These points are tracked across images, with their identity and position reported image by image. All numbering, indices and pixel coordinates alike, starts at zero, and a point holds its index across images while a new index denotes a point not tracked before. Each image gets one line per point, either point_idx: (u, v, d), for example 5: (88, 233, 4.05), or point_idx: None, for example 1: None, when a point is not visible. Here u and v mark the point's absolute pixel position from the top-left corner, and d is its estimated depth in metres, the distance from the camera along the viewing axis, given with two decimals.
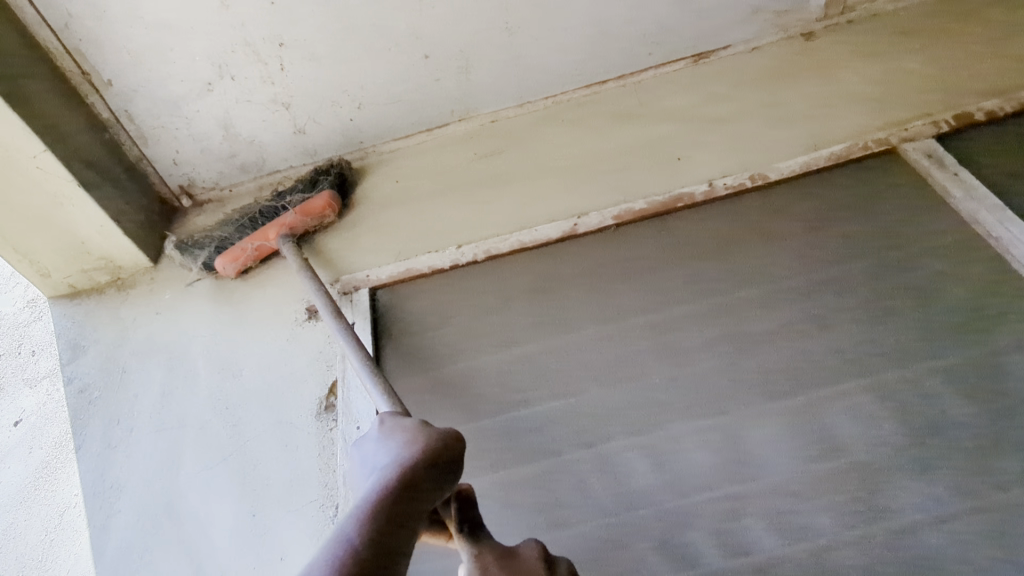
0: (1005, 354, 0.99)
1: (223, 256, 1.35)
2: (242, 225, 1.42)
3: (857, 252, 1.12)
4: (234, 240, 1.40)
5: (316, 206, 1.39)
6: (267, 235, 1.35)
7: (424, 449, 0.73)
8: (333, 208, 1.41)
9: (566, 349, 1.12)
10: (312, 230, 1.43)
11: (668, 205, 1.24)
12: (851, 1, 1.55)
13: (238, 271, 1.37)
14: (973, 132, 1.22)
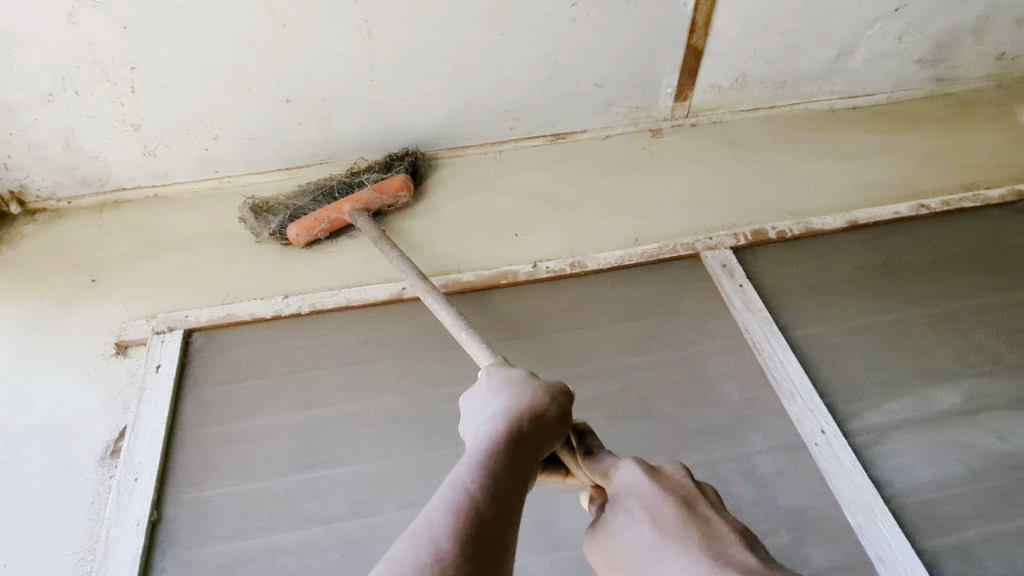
0: (762, 452, 1.10)
1: (297, 223, 1.39)
2: (319, 197, 1.47)
3: (647, 347, 1.23)
4: (309, 210, 1.44)
5: (392, 187, 1.46)
6: (341, 208, 1.42)
7: (547, 396, 0.83)
8: (408, 190, 1.48)
9: (366, 413, 1.11)
10: (386, 209, 1.49)
11: (493, 281, 1.31)
12: (695, 108, 1.72)
13: (309, 241, 1.41)
14: (764, 248, 1.37)
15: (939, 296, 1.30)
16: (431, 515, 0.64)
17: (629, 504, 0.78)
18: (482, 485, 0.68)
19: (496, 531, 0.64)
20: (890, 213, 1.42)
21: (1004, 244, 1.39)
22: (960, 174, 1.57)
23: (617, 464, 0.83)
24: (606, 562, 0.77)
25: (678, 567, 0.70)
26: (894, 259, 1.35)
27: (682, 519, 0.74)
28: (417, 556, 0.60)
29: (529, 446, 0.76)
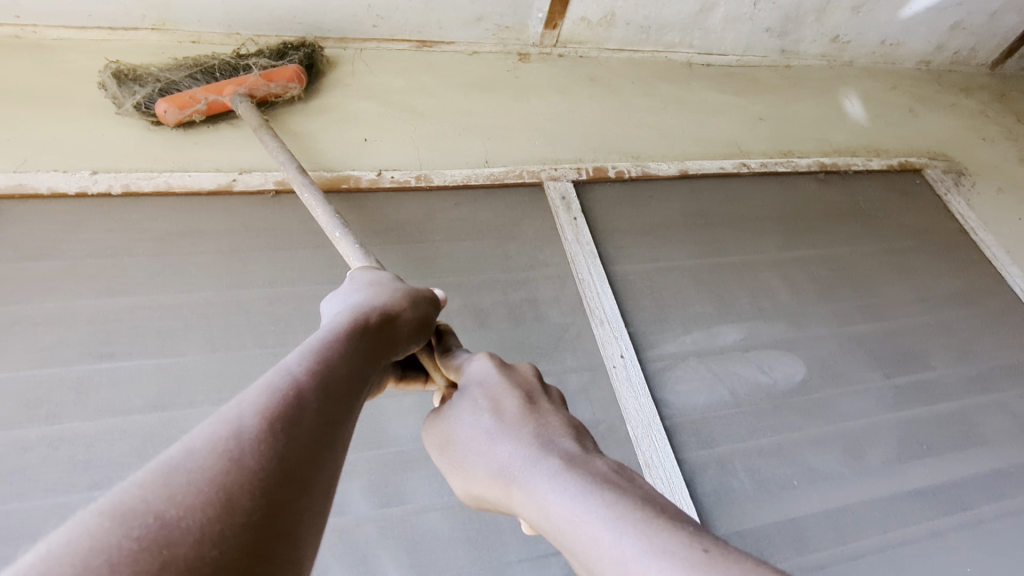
0: (571, 371, 1.20)
1: (166, 98, 1.26)
2: (196, 75, 1.34)
3: (480, 266, 1.27)
4: (183, 87, 1.32)
5: (282, 76, 1.35)
6: (222, 89, 1.31)
7: (403, 304, 0.83)
8: (299, 83, 1.39)
9: (177, 306, 1.06)
10: (273, 100, 1.39)
11: (333, 184, 1.28)
12: (564, 38, 1.73)
13: (180, 120, 1.29)
14: (602, 185, 1.45)
15: (741, 247, 1.46)
16: (245, 391, 0.56)
17: (475, 396, 0.79)
18: (312, 369, 0.61)
19: (319, 412, 0.57)
20: (717, 168, 1.56)
21: (802, 208, 1.58)
22: (782, 141, 1.74)
23: (472, 360, 0.86)
24: (444, 446, 0.79)
25: (505, 452, 0.71)
26: (711, 210, 1.50)
27: (521, 410, 0.75)
28: (215, 432, 0.51)
29: (372, 343, 0.72)
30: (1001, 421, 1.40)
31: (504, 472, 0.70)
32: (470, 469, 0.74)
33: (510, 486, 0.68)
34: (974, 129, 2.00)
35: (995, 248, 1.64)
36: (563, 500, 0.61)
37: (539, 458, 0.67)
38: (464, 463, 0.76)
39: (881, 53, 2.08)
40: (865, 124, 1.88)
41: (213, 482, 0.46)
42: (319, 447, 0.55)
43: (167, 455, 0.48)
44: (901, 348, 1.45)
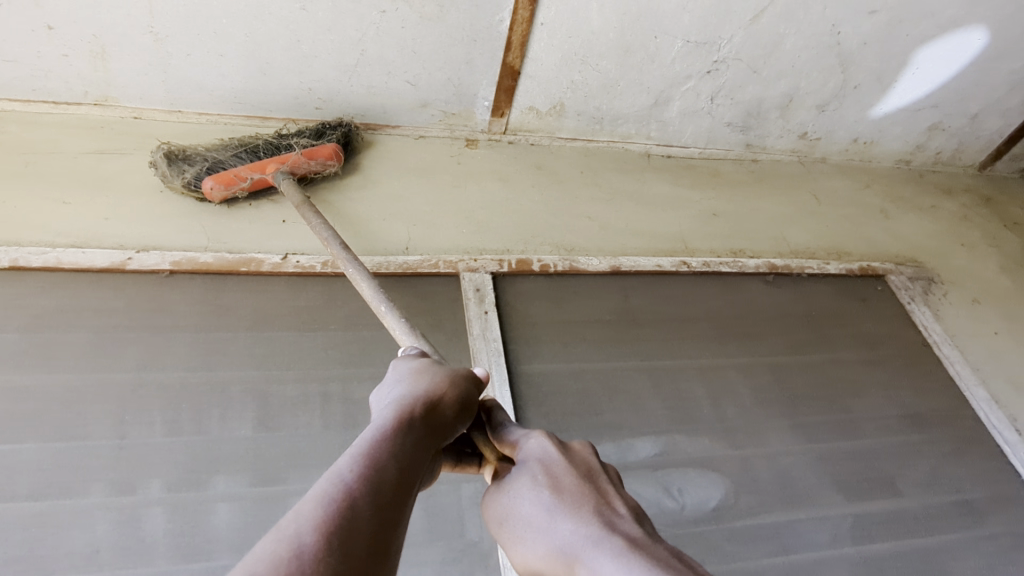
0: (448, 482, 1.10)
1: (214, 177, 1.33)
2: (241, 152, 1.41)
3: (371, 360, 1.21)
4: (229, 164, 1.38)
5: (321, 155, 1.43)
6: (266, 167, 1.37)
7: (451, 378, 0.76)
8: (337, 160, 1.46)
9: (30, 389, 1.04)
10: (310, 176, 1.46)
11: (234, 266, 1.25)
12: (514, 126, 1.72)
13: (224, 197, 1.35)
14: (524, 278, 1.39)
15: (669, 351, 1.37)
16: (300, 504, 0.54)
17: (528, 468, 0.70)
18: (365, 471, 0.58)
19: (374, 522, 0.55)
20: (652, 265, 1.49)
21: (744, 312, 1.49)
22: (734, 239, 1.67)
23: (523, 433, 0.76)
24: (493, 520, 0.69)
25: (571, 536, 0.62)
26: (641, 310, 1.42)
27: (583, 486, 0.67)
28: (273, 554, 0.49)
29: (423, 432, 0.68)
30: (972, 566, 1.22)
31: (570, 559, 0.61)
32: (525, 548, 0.65)
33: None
34: (953, 233, 1.90)
35: (962, 365, 1.50)
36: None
37: (613, 549, 0.58)
38: (519, 538, 0.66)
39: (855, 150, 2.03)
40: (829, 225, 1.80)
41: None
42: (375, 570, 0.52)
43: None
44: (852, 470, 1.30)
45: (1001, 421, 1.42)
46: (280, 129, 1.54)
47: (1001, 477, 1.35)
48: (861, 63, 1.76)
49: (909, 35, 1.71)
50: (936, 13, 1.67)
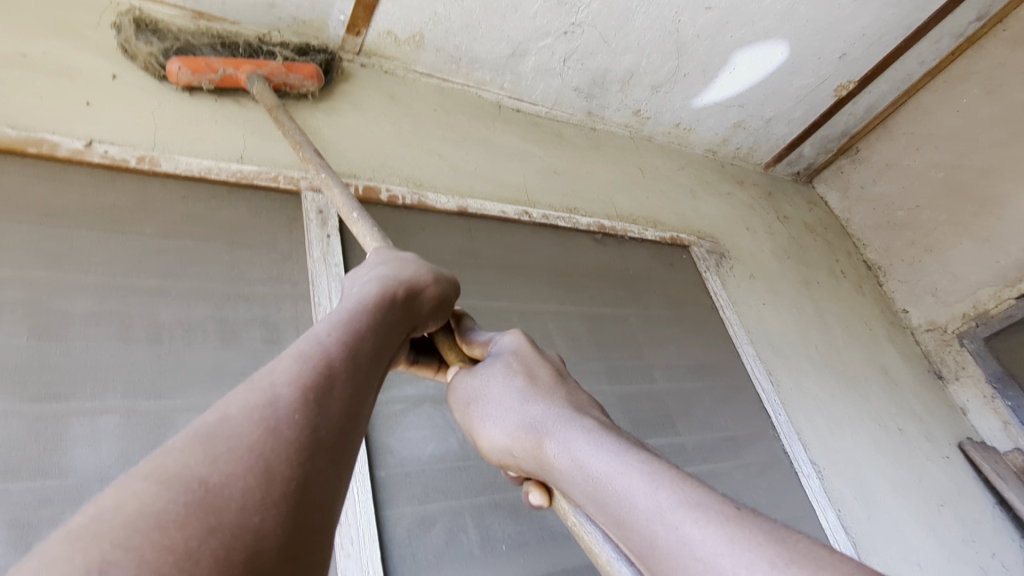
0: None
1: (183, 59, 1.24)
2: (215, 48, 1.36)
3: (192, 273, 1.08)
4: (201, 53, 1.32)
5: (302, 71, 1.39)
6: (241, 66, 1.31)
7: (411, 286, 0.88)
8: (316, 82, 1.43)
9: None
10: (285, 91, 1.41)
11: (16, 145, 1.05)
12: (368, 49, 1.64)
13: (189, 83, 1.27)
14: (370, 206, 1.35)
15: (506, 293, 1.44)
16: (278, 363, 0.62)
17: (506, 366, 0.92)
18: (338, 346, 0.67)
19: (346, 384, 0.64)
20: (497, 211, 1.55)
21: (574, 265, 1.61)
22: (571, 197, 1.78)
23: (500, 339, 0.99)
24: (471, 399, 0.92)
25: (538, 414, 0.83)
26: (484, 252, 1.46)
27: (551, 384, 0.89)
28: (253, 400, 0.57)
29: (387, 325, 0.78)
30: (731, 489, 1.46)
31: (535, 429, 0.82)
32: (499, 422, 0.87)
33: (543, 441, 0.79)
34: (740, 218, 2.23)
35: (738, 327, 1.78)
36: (599, 458, 0.72)
37: (572, 422, 0.80)
38: (493, 416, 0.88)
39: (676, 134, 2.26)
40: (649, 197, 1.99)
41: (252, 451, 0.53)
42: (347, 426, 0.60)
43: (204, 423, 0.54)
44: (649, 409, 1.48)
45: (761, 374, 1.72)
46: (262, 36, 1.50)
47: (757, 419, 1.63)
48: (693, 54, 1.95)
49: (733, 36, 1.93)
50: (755, 22, 1.90)
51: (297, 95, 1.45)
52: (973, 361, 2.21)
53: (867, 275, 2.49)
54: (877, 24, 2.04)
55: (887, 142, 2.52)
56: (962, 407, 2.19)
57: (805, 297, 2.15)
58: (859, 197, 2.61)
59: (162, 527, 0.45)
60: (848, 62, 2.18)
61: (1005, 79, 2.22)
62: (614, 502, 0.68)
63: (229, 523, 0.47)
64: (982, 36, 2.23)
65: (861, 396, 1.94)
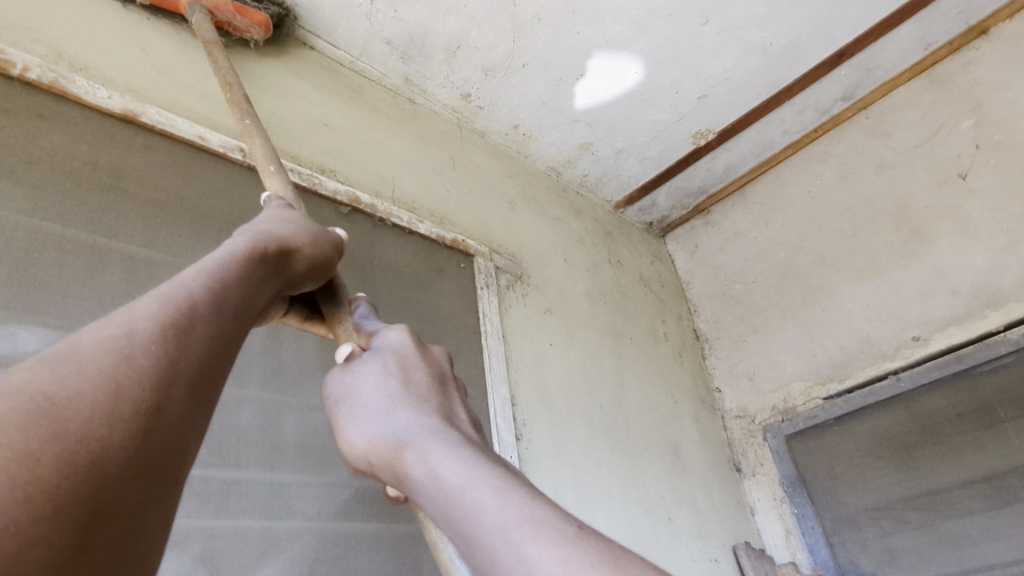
0: None
1: None
2: None
3: None
4: None
5: (252, 17, 1.34)
6: None
7: (307, 239, 0.77)
8: (263, 31, 1.38)
9: None
10: (227, 30, 1.34)
11: None
12: None
13: None
14: None
15: (150, 236, 1.01)
16: (137, 300, 0.54)
17: (380, 357, 0.70)
18: (206, 284, 0.59)
19: (211, 324, 0.56)
20: (192, 133, 1.13)
21: None
22: (332, 157, 1.41)
23: (382, 330, 0.75)
24: (336, 398, 0.68)
25: (404, 419, 0.62)
26: (137, 177, 1.04)
27: (429, 384, 0.68)
28: (103, 329, 0.51)
29: (270, 277, 0.69)
30: (403, 561, 1.11)
31: (397, 445, 0.60)
32: (360, 425, 0.64)
33: (402, 451, 0.59)
34: (561, 247, 1.96)
35: (499, 362, 1.45)
36: (458, 473, 0.54)
37: (439, 429, 0.60)
38: (357, 418, 0.65)
39: (514, 138, 1.97)
40: (448, 191, 1.67)
41: (105, 374, 0.48)
42: (214, 362, 0.54)
43: (54, 348, 0.49)
44: (323, 434, 1.12)
45: (505, 422, 1.38)
46: None
47: None
48: (532, 41, 1.68)
49: (579, 33, 1.68)
50: (606, 21, 1.66)
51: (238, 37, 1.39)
52: (771, 458, 2.01)
53: (692, 344, 2.27)
54: (741, 70, 1.88)
55: (741, 211, 2.36)
56: (751, 506, 1.99)
57: (607, 349, 1.87)
58: (703, 261, 2.42)
59: (0, 436, 0.42)
60: (708, 107, 1.99)
61: (857, 166, 2.08)
62: (470, 537, 0.50)
63: (76, 437, 0.44)
64: (844, 119, 2.12)
65: (633, 472, 1.66)
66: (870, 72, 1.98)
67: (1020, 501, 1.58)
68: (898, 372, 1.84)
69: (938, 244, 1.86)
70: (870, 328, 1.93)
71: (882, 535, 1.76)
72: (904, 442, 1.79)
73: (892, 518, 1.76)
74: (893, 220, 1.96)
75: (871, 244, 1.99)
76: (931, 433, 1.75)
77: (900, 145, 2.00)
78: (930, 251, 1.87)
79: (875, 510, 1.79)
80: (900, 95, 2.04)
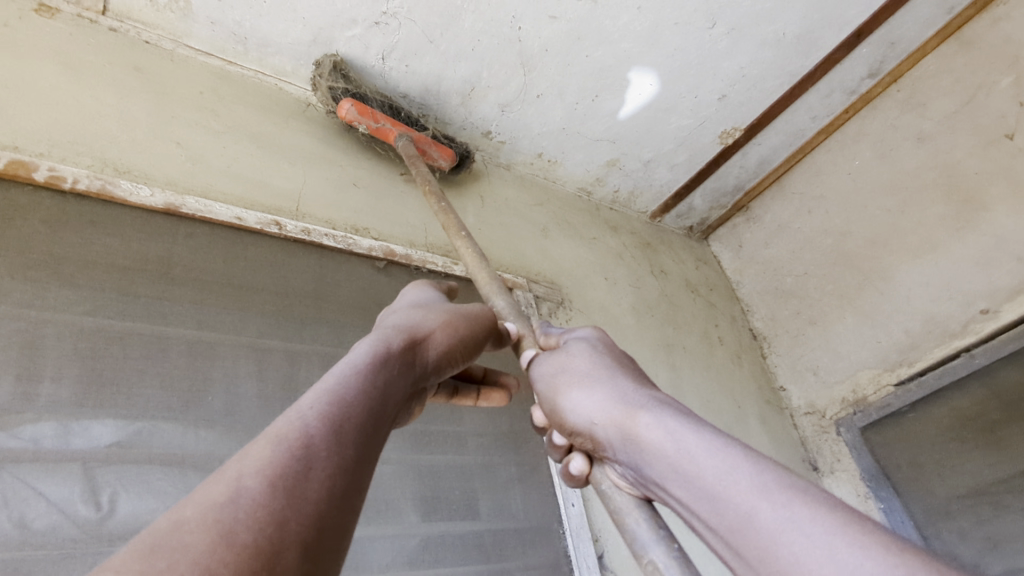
0: None
1: (355, 102, 1.49)
2: (384, 104, 1.60)
3: None
4: (372, 103, 1.56)
5: (445, 150, 1.64)
6: (396, 124, 1.55)
7: (431, 332, 0.86)
8: (449, 162, 1.66)
9: None
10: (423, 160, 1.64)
11: None
12: (117, 7, 1.35)
13: (352, 120, 1.50)
14: (14, 187, 1.03)
15: (201, 319, 1.08)
16: (254, 447, 0.55)
17: (586, 353, 0.86)
18: (322, 415, 0.61)
19: (328, 464, 0.56)
20: (230, 216, 1.21)
21: (329, 294, 1.27)
22: (364, 216, 1.47)
23: (584, 333, 0.92)
24: (553, 371, 0.84)
25: (623, 390, 0.75)
26: (185, 265, 1.12)
27: (632, 373, 0.81)
28: (212, 498, 0.50)
29: (397, 379, 0.74)
30: None
31: (623, 402, 0.73)
32: (579, 393, 0.79)
33: (626, 412, 0.71)
34: (600, 266, 1.96)
35: None
36: (684, 433, 0.64)
37: (654, 401, 0.72)
38: (576, 385, 0.80)
39: (539, 165, 2.00)
40: (481, 230, 1.71)
41: (198, 565, 0.44)
42: (329, 508, 0.53)
43: (153, 530, 0.47)
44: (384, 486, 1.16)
45: None
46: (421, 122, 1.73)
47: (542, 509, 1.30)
48: (542, 72, 1.71)
49: (588, 56, 1.70)
50: (612, 41, 1.67)
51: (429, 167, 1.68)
52: (848, 453, 1.94)
53: (751, 346, 2.22)
54: (757, 65, 1.86)
55: (781, 203, 2.31)
56: None
57: (661, 363, 1.85)
58: (750, 258, 2.37)
59: None
60: (730, 106, 1.97)
61: (896, 142, 2.01)
62: (702, 480, 0.58)
63: None
64: (876, 96, 2.05)
65: None
66: (893, 46, 1.91)
67: None
68: (970, 349, 1.75)
69: (995, 210, 1.77)
70: (934, 307, 1.85)
71: (979, 522, 1.66)
72: (988, 422, 1.69)
73: (986, 503, 1.66)
74: (942, 192, 1.88)
75: (922, 219, 1.91)
76: (1017, 410, 1.65)
77: (938, 114, 1.92)
78: (985, 219, 1.78)
79: (968, 496, 1.69)
80: (929, 63, 1.96)
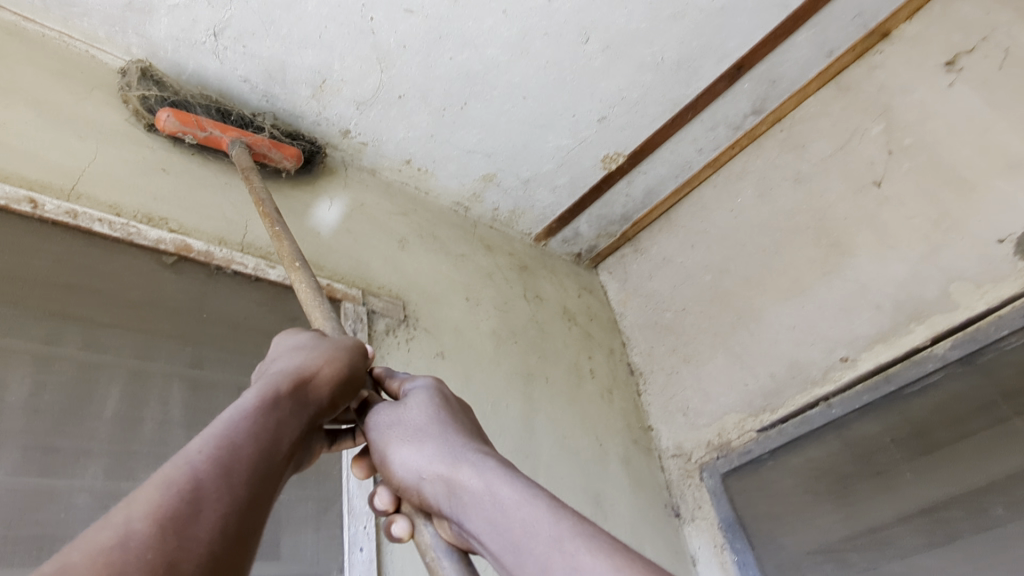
0: None
1: (175, 111, 1.32)
2: (212, 109, 1.44)
3: None
4: (194, 109, 1.40)
5: (286, 151, 1.50)
6: (228, 132, 1.40)
7: (324, 362, 0.80)
8: (295, 163, 1.53)
9: None
10: (265, 163, 1.51)
11: None
12: None
13: (175, 130, 1.34)
14: None
15: None
16: (137, 493, 0.55)
17: (420, 397, 0.80)
18: (210, 457, 0.59)
19: (218, 506, 0.56)
20: None
21: (86, 286, 1.10)
22: (164, 204, 1.30)
23: (416, 380, 0.84)
24: (385, 425, 0.76)
25: (456, 445, 0.71)
26: None
27: (469, 424, 0.78)
28: (97, 543, 0.50)
29: (291, 420, 0.70)
30: None
31: (450, 454, 0.70)
32: (409, 445, 0.73)
33: (457, 470, 0.67)
34: (463, 286, 1.83)
35: None
36: (516, 493, 0.63)
37: (485, 455, 0.69)
38: (405, 437, 0.74)
39: (408, 173, 1.87)
40: (319, 235, 1.55)
41: None
42: (222, 550, 0.54)
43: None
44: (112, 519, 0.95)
45: (361, 488, 1.23)
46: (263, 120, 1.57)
47: (323, 552, 1.13)
48: (402, 71, 1.59)
49: (452, 59, 1.59)
50: (477, 45, 1.57)
51: (274, 169, 1.55)
52: (708, 500, 1.85)
53: (625, 382, 2.12)
54: (636, 89, 1.79)
55: (667, 236, 2.24)
56: (692, 555, 1.82)
57: (515, 393, 1.72)
58: (635, 290, 2.28)
59: None
60: (610, 129, 1.90)
61: (776, 182, 1.97)
62: (530, 547, 0.57)
63: None
64: (760, 134, 2.03)
65: None
66: (775, 83, 1.90)
67: (963, 537, 1.40)
68: (828, 399, 1.69)
69: (859, 256, 1.74)
70: (799, 351, 1.79)
71: None
72: (840, 475, 1.63)
73: (834, 560, 1.58)
74: (813, 235, 1.85)
75: (794, 261, 1.87)
76: (867, 465, 1.59)
77: (815, 157, 1.90)
78: (851, 264, 1.75)
79: (816, 552, 1.61)
80: (811, 105, 1.95)
